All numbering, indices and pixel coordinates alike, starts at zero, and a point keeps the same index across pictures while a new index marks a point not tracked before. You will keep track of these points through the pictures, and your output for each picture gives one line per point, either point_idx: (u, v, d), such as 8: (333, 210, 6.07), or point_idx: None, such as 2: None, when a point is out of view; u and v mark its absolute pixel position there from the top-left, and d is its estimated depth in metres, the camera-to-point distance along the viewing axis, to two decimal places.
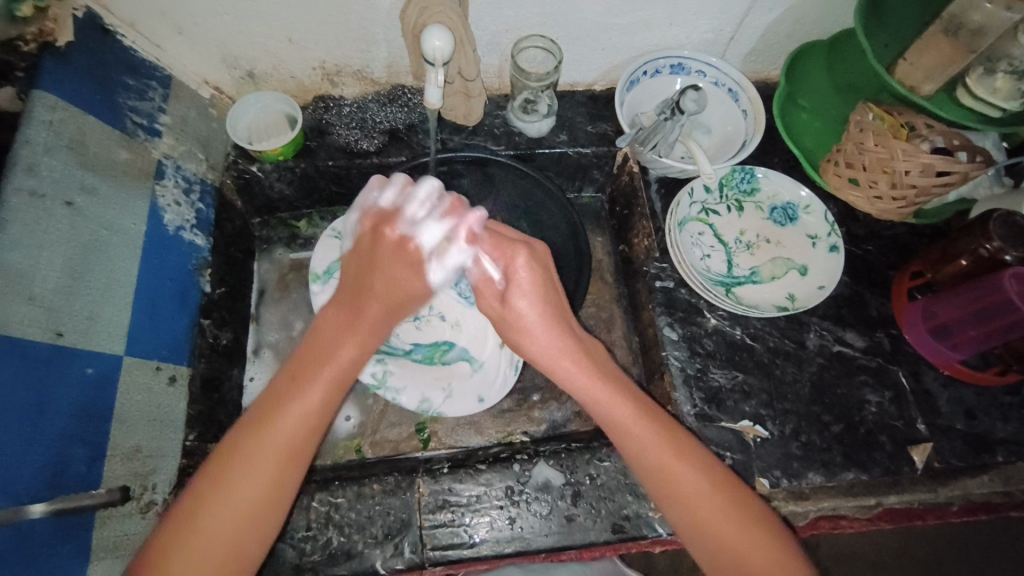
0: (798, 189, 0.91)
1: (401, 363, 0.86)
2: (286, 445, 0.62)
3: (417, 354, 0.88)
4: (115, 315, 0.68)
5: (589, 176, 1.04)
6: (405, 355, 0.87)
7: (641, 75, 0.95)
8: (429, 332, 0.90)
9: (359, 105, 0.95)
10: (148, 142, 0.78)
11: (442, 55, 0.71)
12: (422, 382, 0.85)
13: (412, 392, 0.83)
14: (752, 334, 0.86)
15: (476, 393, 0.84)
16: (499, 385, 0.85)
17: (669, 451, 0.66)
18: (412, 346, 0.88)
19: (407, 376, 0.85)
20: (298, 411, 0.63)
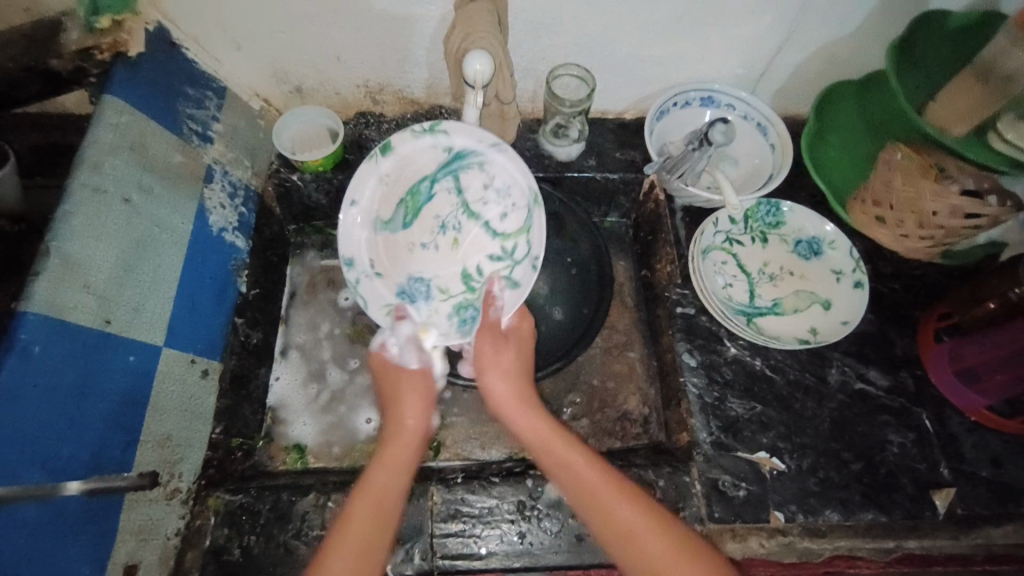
0: (823, 224, 0.92)
1: (427, 167, 0.83)
2: (383, 512, 0.66)
3: (421, 192, 0.83)
4: (159, 308, 0.72)
5: (615, 202, 1.06)
6: (434, 174, 0.83)
7: (671, 106, 0.98)
8: (426, 219, 0.84)
9: (398, 123, 0.99)
10: (201, 147, 0.83)
11: (482, 78, 0.75)
12: (413, 160, 0.83)
13: (418, 148, 0.82)
14: (772, 365, 0.86)
15: (359, 195, 0.82)
16: (345, 230, 0.82)
17: (632, 518, 0.65)
18: (432, 187, 0.84)
19: (422, 163, 0.83)
20: (387, 487, 0.68)
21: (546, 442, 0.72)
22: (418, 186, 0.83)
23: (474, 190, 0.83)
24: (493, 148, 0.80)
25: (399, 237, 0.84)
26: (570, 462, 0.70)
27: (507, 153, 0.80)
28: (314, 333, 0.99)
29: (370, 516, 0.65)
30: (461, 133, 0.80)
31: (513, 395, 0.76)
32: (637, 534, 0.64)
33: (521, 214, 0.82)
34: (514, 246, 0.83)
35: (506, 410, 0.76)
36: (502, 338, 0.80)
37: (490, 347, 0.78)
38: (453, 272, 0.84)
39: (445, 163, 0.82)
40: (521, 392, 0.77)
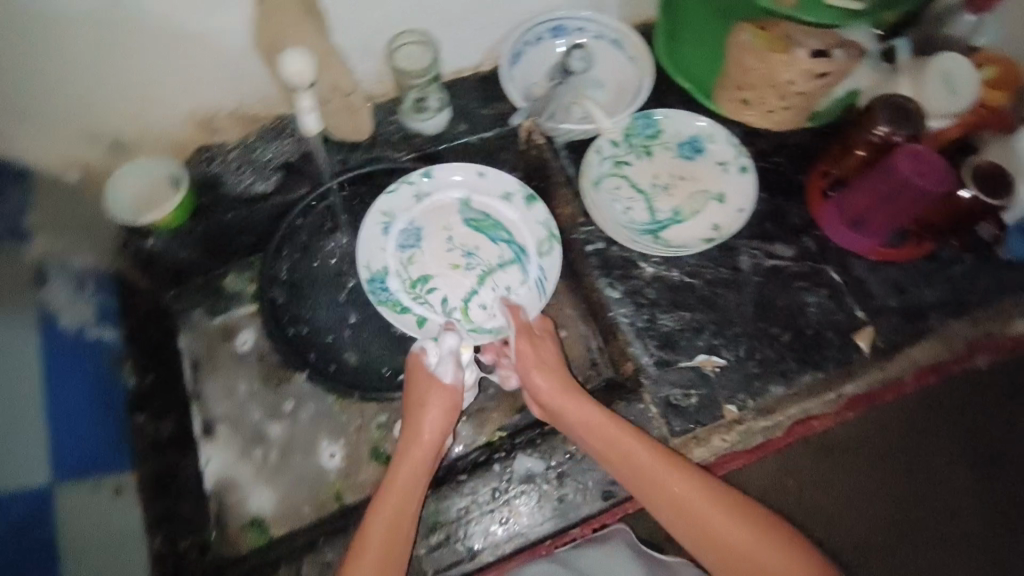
0: (696, 121, 0.93)
1: (526, 238, 0.89)
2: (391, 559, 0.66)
3: (491, 230, 0.90)
4: (33, 440, 0.64)
5: (498, 162, 1.02)
6: (513, 241, 0.89)
7: (523, 45, 0.95)
8: (476, 237, 0.90)
9: (244, 145, 0.89)
10: (18, 249, 0.70)
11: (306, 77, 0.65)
12: (507, 223, 0.90)
13: (513, 206, 0.90)
14: (689, 271, 0.88)
15: (481, 172, 0.90)
16: (456, 169, 0.91)
17: (711, 503, 0.65)
18: (501, 249, 0.89)
19: (520, 231, 0.90)
20: (406, 494, 0.69)
21: (569, 395, 0.74)
22: (499, 228, 0.90)
23: (499, 278, 0.88)
24: (535, 283, 0.88)
25: (452, 214, 0.90)
26: (584, 417, 0.73)
27: (539, 300, 0.87)
28: (232, 398, 0.92)
29: (386, 524, 0.67)
30: (550, 262, 0.88)
31: (559, 384, 0.75)
32: (698, 508, 0.65)
33: (483, 326, 0.85)
34: (470, 317, 0.86)
35: (555, 404, 0.74)
36: (538, 337, 0.80)
37: (528, 348, 0.78)
38: (421, 266, 0.88)
39: (510, 234, 0.90)
40: (566, 385, 0.75)
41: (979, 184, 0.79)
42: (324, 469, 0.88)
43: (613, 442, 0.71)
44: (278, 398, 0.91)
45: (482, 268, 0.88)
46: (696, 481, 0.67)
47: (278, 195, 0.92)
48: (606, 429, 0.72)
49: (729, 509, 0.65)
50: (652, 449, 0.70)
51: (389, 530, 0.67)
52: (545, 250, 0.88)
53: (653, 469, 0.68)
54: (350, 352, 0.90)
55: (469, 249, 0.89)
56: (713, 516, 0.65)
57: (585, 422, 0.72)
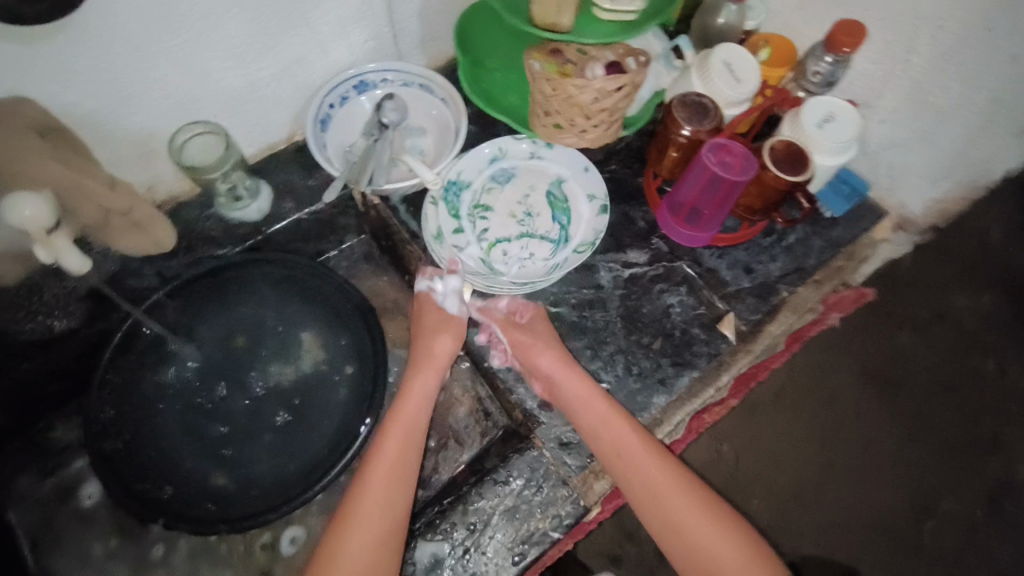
0: (525, 147, 0.92)
1: (577, 232, 0.89)
2: (394, 493, 0.72)
3: (558, 204, 0.91)
4: None
5: (341, 229, 0.97)
6: (567, 224, 0.90)
7: (328, 109, 0.89)
8: (544, 209, 0.91)
9: (25, 288, 0.74)
10: None
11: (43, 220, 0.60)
12: (546, 215, 0.90)
13: (576, 206, 0.91)
14: (554, 300, 0.87)
15: (583, 165, 0.92)
16: (569, 153, 0.92)
17: (680, 494, 0.72)
18: (545, 227, 0.90)
19: (579, 225, 0.90)
20: (404, 443, 0.77)
21: (568, 375, 0.77)
22: (563, 215, 0.90)
23: (536, 248, 0.89)
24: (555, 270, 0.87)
25: (540, 182, 0.92)
26: (593, 403, 0.76)
27: (547, 280, 0.85)
28: (89, 563, 0.79)
29: (386, 473, 0.74)
30: (572, 261, 0.87)
31: (559, 357, 0.79)
32: (660, 481, 0.73)
33: (521, 265, 0.88)
34: (494, 258, 0.88)
35: (554, 381, 0.78)
36: (524, 326, 0.83)
37: (522, 334, 0.82)
38: (493, 203, 0.91)
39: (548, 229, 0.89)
40: (564, 359, 0.79)
41: (778, 165, 0.80)
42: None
43: (588, 410, 0.76)
44: (145, 544, 0.80)
45: (527, 229, 0.90)
46: (666, 467, 0.73)
47: (84, 330, 0.81)
48: (598, 412, 0.75)
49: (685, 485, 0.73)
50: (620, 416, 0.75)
51: (388, 469, 0.74)
52: (517, 238, 0.89)
53: (626, 445, 0.73)
54: (219, 475, 0.80)
55: (531, 212, 0.91)
56: (672, 490, 0.72)
57: (583, 399, 0.76)
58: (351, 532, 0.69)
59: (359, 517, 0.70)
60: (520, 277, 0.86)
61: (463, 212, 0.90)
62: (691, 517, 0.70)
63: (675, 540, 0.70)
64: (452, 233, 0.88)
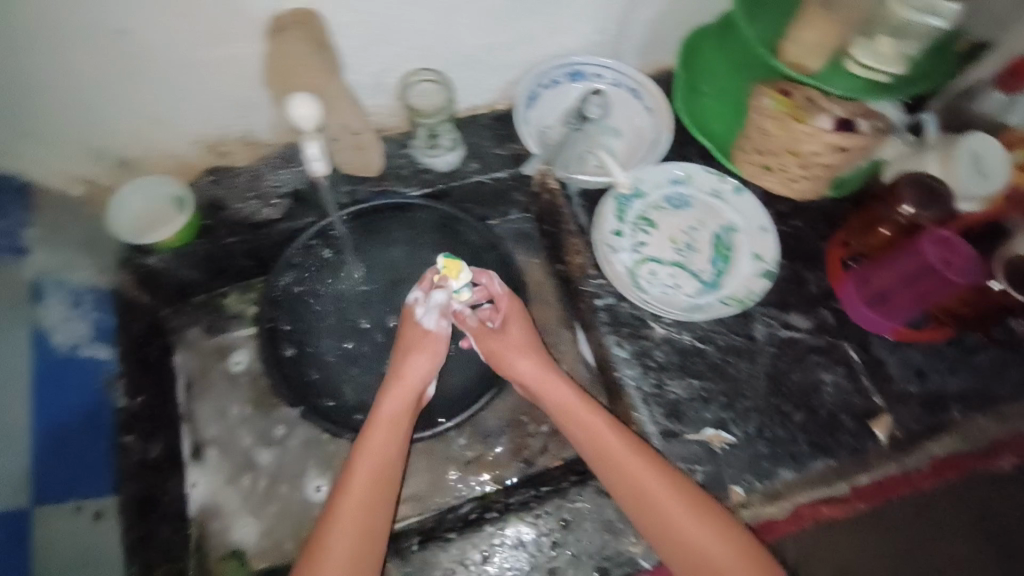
0: (718, 180, 0.88)
1: (730, 283, 0.83)
2: (376, 491, 0.69)
3: (722, 249, 0.85)
4: (10, 465, 0.62)
5: (510, 202, 1.00)
6: (725, 272, 0.84)
7: (538, 89, 0.90)
8: (707, 247, 0.85)
9: (253, 172, 0.87)
10: (13, 263, 0.69)
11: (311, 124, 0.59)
12: (707, 255, 0.85)
13: (741, 257, 0.84)
14: (701, 336, 0.84)
15: (761, 223, 0.86)
16: (753, 206, 0.87)
17: (710, 535, 0.65)
18: (703, 265, 0.84)
19: (734, 279, 0.84)
20: (382, 446, 0.71)
21: (550, 379, 0.78)
22: (723, 261, 0.84)
23: (684, 281, 0.84)
24: (694, 313, 0.82)
25: (712, 220, 0.87)
26: (601, 431, 0.73)
27: (689, 315, 0.81)
28: (224, 421, 0.88)
29: (366, 486, 0.68)
30: (716, 310, 0.82)
31: (542, 366, 0.79)
32: (647, 490, 0.68)
33: (663, 293, 0.83)
34: (640, 275, 0.84)
35: (537, 388, 0.78)
36: (495, 330, 0.82)
37: (497, 341, 0.81)
38: (658, 220, 0.87)
39: (704, 270, 0.84)
40: (545, 366, 0.79)
41: (1009, 278, 0.76)
42: (308, 503, 0.84)
43: (590, 435, 0.73)
44: (269, 424, 0.88)
45: (683, 261, 0.85)
46: (687, 511, 0.66)
47: (282, 223, 0.90)
48: (607, 438, 0.72)
49: (679, 496, 0.67)
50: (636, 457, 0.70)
51: (375, 461, 0.70)
52: (669, 264, 0.85)
53: (640, 487, 0.68)
54: (347, 387, 0.88)
55: (693, 245, 0.86)
56: (666, 498, 0.67)
57: (591, 431, 0.73)
58: (333, 528, 0.65)
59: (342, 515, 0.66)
60: (660, 303, 0.82)
61: (626, 218, 0.87)
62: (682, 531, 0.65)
63: (677, 559, 0.66)
64: (612, 233, 0.85)
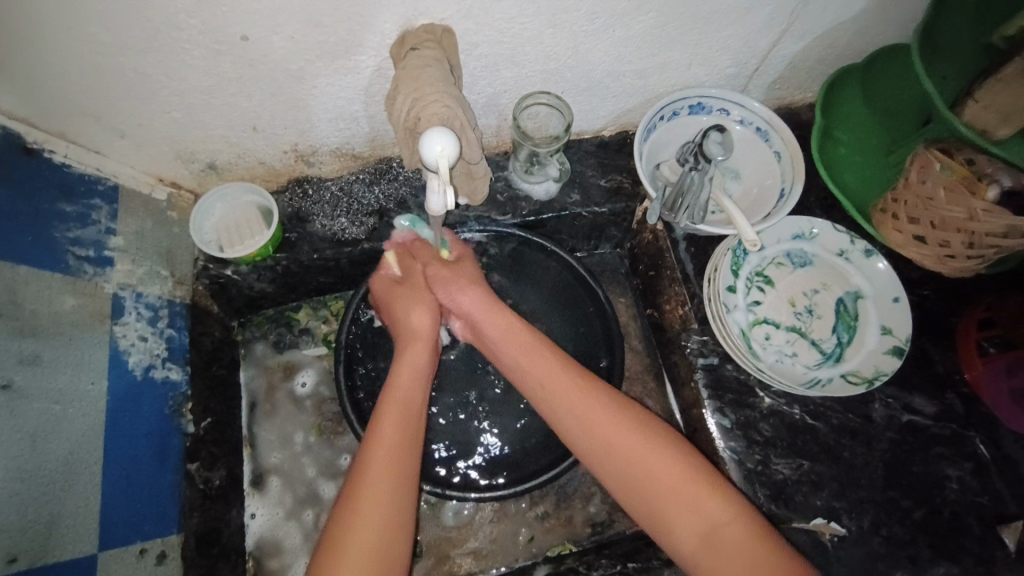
0: (847, 241, 0.80)
1: (854, 357, 0.76)
2: (401, 461, 0.60)
3: (845, 318, 0.78)
4: (82, 505, 0.56)
5: (604, 237, 0.94)
6: (847, 344, 0.77)
7: (658, 120, 0.83)
8: (829, 314, 0.79)
9: (342, 187, 0.82)
10: (99, 275, 0.64)
11: (447, 162, 0.53)
12: (829, 323, 0.78)
13: (866, 329, 0.77)
14: (812, 411, 0.77)
15: (894, 294, 0.78)
16: (886, 275, 0.79)
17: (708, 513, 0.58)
18: (823, 334, 0.78)
19: (858, 352, 0.76)
20: (406, 401, 0.64)
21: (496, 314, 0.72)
22: (846, 332, 0.77)
23: (803, 351, 0.77)
24: (813, 387, 0.75)
25: (835, 284, 0.80)
26: (556, 380, 0.67)
27: (810, 390, 0.74)
28: (289, 449, 0.83)
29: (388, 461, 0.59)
30: (840, 387, 0.75)
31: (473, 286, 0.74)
32: (643, 459, 0.61)
33: (779, 361, 0.76)
34: (756, 339, 0.77)
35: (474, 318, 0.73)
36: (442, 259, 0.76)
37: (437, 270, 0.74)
38: (776, 280, 0.80)
39: (825, 341, 0.77)
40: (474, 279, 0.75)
41: None
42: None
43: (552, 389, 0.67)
44: (336, 454, 0.83)
45: (802, 327, 0.78)
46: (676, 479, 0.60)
47: (368, 244, 0.82)
48: (564, 385, 0.67)
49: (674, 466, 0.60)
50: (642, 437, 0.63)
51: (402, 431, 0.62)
52: (787, 329, 0.78)
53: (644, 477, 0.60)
54: None
55: (812, 311, 0.79)
56: (644, 467, 0.61)
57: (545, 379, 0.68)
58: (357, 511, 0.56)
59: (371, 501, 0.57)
60: (777, 373, 0.75)
61: (742, 273, 0.79)
62: (691, 506, 0.58)
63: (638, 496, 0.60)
64: (728, 289, 0.78)
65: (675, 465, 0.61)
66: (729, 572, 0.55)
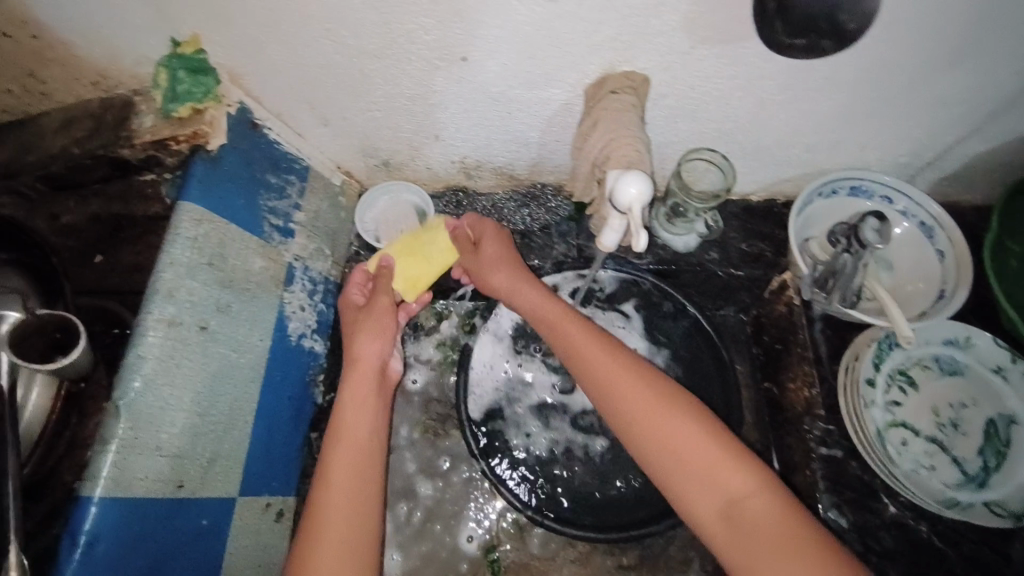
0: (1011, 360, 0.74)
1: (1001, 486, 0.70)
2: (359, 490, 0.61)
3: (994, 440, 0.72)
4: (234, 449, 0.61)
5: (733, 299, 0.92)
6: (993, 470, 0.71)
7: (816, 196, 0.81)
8: (976, 433, 0.73)
9: (493, 203, 0.87)
10: (281, 244, 0.71)
11: (638, 204, 0.55)
12: (975, 443, 0.72)
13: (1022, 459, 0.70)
14: (942, 532, 0.71)
15: None
16: None
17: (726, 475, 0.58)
18: (968, 453, 0.72)
19: (1007, 481, 0.70)
20: (351, 432, 0.64)
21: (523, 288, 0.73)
22: (993, 456, 0.71)
23: (940, 466, 0.72)
24: (949, 507, 0.69)
25: (988, 403, 0.74)
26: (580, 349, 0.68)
27: (945, 511, 0.68)
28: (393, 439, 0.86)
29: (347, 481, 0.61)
30: (980, 515, 0.69)
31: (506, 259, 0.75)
32: (674, 434, 0.61)
33: (912, 471, 0.71)
34: (888, 441, 0.73)
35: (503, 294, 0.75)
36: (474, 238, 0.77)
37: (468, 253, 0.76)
38: (921, 383, 0.76)
39: (970, 462, 0.71)
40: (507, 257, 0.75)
41: None
42: (458, 552, 0.80)
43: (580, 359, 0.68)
44: (435, 455, 0.85)
45: (944, 440, 0.73)
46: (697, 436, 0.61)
47: None
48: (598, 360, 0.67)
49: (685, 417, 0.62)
50: (650, 395, 0.64)
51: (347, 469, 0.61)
52: (926, 438, 0.73)
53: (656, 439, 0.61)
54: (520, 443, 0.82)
55: (958, 426, 0.73)
56: (670, 441, 0.61)
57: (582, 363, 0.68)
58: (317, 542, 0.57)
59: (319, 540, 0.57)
60: (911, 484, 0.70)
61: (883, 368, 0.76)
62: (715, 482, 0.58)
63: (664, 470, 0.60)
64: (867, 382, 0.75)
65: (709, 446, 0.60)
66: (759, 550, 0.54)
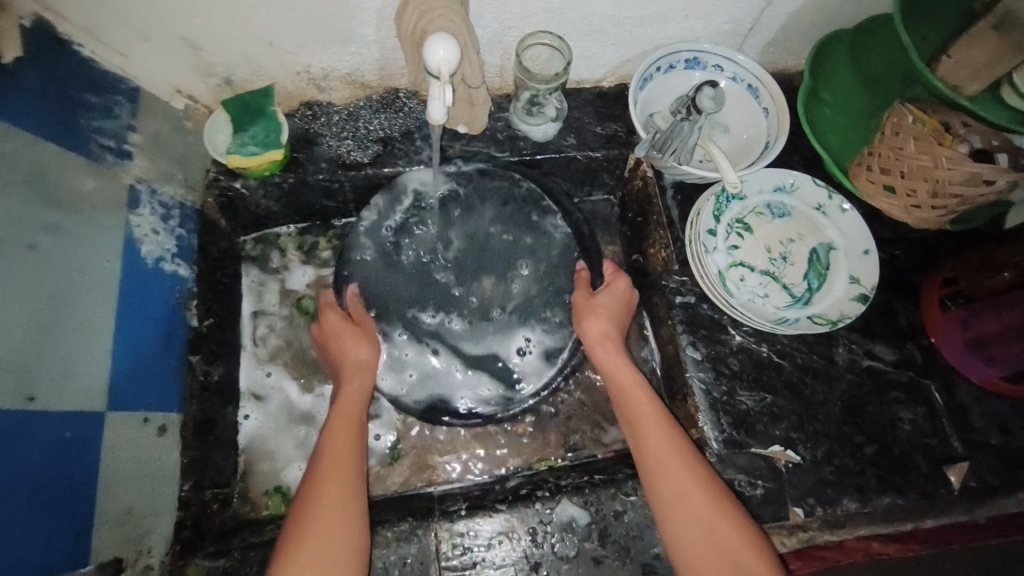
0: (830, 196, 0.84)
1: (822, 301, 0.81)
2: (340, 507, 0.64)
3: (817, 267, 0.82)
4: (93, 366, 0.62)
5: (599, 182, 0.98)
6: (816, 290, 0.82)
7: (654, 71, 0.87)
8: (803, 261, 0.83)
9: (350, 112, 0.86)
10: (118, 165, 0.69)
11: (447, 68, 0.58)
12: (803, 271, 0.82)
13: (838, 278, 0.82)
14: (780, 350, 0.81)
15: (864, 246, 0.82)
16: (863, 231, 0.83)
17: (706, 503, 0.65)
18: (795, 279, 0.82)
19: (827, 297, 0.81)
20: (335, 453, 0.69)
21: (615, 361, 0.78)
22: (816, 279, 0.82)
23: (775, 293, 0.82)
24: (780, 324, 0.80)
25: (812, 236, 0.84)
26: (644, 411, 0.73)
27: (779, 328, 0.79)
28: (285, 357, 0.87)
29: (330, 502, 0.64)
30: (806, 326, 0.80)
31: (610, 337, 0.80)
32: (687, 491, 0.66)
33: (754, 301, 0.81)
34: (732, 279, 0.82)
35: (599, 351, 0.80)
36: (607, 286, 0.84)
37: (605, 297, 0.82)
38: (756, 226, 0.85)
39: (797, 287, 0.82)
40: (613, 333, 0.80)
41: None
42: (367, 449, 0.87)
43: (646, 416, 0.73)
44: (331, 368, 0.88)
45: (776, 271, 0.83)
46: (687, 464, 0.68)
47: (370, 168, 0.86)
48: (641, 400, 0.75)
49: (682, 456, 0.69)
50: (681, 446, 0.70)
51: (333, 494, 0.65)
52: (760, 272, 0.83)
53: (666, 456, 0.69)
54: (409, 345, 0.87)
55: (789, 258, 0.84)
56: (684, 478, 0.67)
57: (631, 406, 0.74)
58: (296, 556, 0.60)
59: (311, 528, 0.62)
60: (753, 312, 0.80)
61: (726, 217, 0.84)
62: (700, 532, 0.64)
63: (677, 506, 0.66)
64: (708, 232, 0.83)
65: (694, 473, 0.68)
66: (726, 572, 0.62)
